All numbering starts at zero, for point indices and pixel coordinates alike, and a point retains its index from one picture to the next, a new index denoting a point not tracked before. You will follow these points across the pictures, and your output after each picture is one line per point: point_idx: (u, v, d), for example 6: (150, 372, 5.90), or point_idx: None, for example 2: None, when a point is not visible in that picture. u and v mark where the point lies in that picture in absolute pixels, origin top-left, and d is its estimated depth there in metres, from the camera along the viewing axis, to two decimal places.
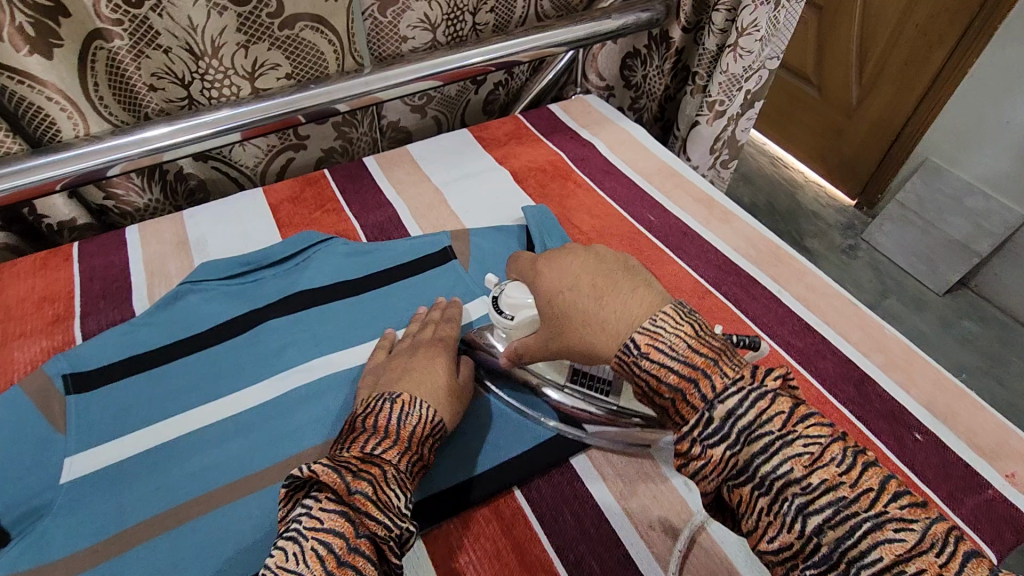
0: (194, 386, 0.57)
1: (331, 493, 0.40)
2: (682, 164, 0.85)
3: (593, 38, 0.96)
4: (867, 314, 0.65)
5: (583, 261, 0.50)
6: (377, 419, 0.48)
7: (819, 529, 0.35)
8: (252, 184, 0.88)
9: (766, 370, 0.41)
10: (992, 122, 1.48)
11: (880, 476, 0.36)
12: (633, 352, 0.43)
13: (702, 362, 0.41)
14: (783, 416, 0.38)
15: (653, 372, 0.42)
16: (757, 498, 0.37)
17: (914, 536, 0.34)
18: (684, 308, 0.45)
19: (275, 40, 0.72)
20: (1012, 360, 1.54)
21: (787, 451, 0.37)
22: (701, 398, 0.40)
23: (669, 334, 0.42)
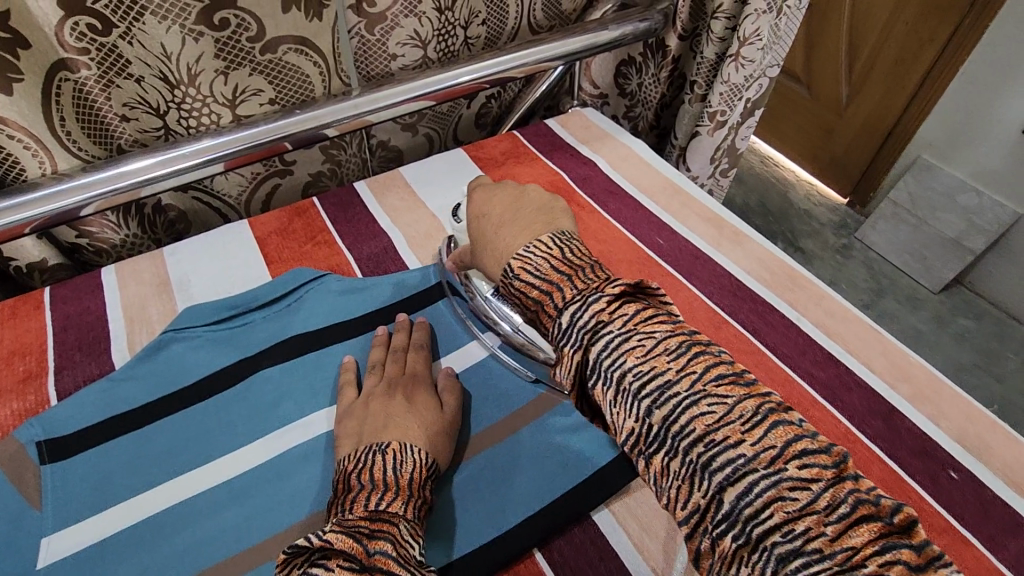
0: (182, 448, 0.52)
1: (347, 558, 0.37)
2: (687, 181, 0.82)
3: (589, 50, 0.93)
4: (889, 340, 0.63)
5: (515, 209, 0.56)
6: (373, 473, 0.44)
7: (719, 484, 0.34)
8: (237, 213, 0.83)
9: (613, 283, 0.43)
10: (984, 120, 1.48)
11: (786, 437, 0.34)
12: (509, 274, 0.48)
13: (559, 278, 0.45)
14: (693, 373, 0.37)
15: (522, 288, 0.47)
16: (626, 412, 0.38)
17: (812, 497, 0.32)
18: (563, 236, 0.51)
19: (256, 65, 0.68)
20: (1009, 356, 1.54)
21: (690, 409, 0.36)
22: (554, 307, 0.44)
23: (537, 256, 0.48)
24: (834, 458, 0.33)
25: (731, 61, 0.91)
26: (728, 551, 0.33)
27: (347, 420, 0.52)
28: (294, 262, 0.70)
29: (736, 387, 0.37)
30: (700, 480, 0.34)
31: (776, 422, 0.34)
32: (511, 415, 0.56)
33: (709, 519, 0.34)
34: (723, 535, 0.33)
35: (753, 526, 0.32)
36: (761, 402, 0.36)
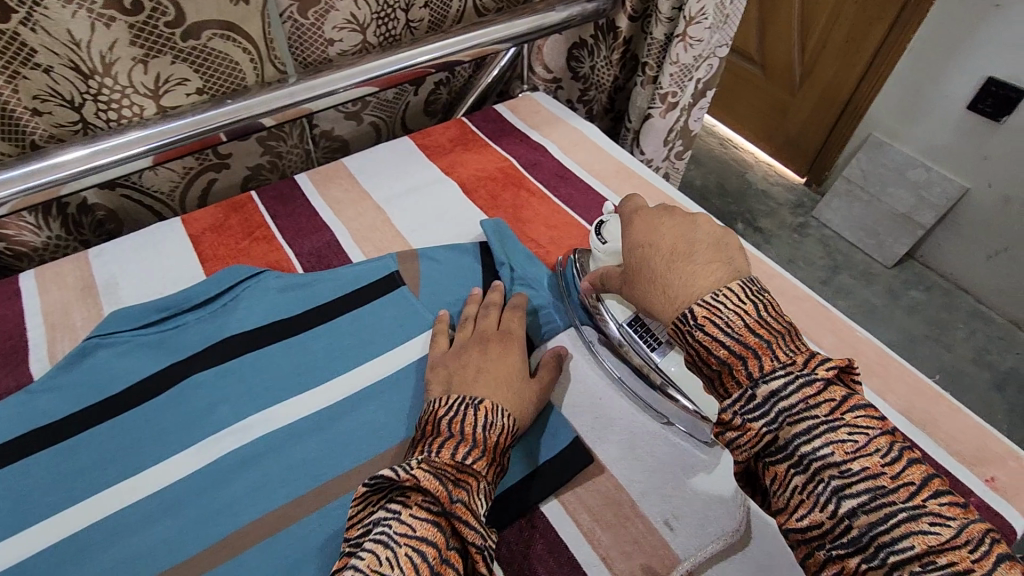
0: (108, 461, 0.49)
1: (426, 501, 0.40)
2: (638, 165, 0.81)
3: (534, 33, 0.91)
4: (838, 317, 0.65)
5: (677, 225, 0.50)
6: (463, 426, 0.45)
7: (851, 507, 0.35)
8: (171, 210, 0.79)
9: (820, 361, 0.40)
10: (931, 96, 1.52)
11: (923, 475, 0.36)
12: (689, 321, 0.43)
13: (756, 342, 0.41)
14: (832, 404, 0.38)
15: (706, 343, 0.42)
16: (797, 480, 0.38)
17: (953, 533, 0.34)
18: (752, 285, 0.44)
19: (179, 52, 0.64)
20: (958, 326, 1.59)
21: (830, 435, 0.37)
22: (747, 375, 0.40)
23: (728, 309, 0.42)
24: (964, 500, 0.35)
25: (679, 42, 0.90)
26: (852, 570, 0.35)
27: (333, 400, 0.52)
28: (230, 259, 0.67)
29: (871, 419, 0.38)
30: (834, 504, 0.36)
31: (911, 459, 0.36)
32: None
33: (829, 538, 0.36)
34: (849, 557, 0.35)
35: (889, 554, 0.34)
36: (893, 439, 0.37)
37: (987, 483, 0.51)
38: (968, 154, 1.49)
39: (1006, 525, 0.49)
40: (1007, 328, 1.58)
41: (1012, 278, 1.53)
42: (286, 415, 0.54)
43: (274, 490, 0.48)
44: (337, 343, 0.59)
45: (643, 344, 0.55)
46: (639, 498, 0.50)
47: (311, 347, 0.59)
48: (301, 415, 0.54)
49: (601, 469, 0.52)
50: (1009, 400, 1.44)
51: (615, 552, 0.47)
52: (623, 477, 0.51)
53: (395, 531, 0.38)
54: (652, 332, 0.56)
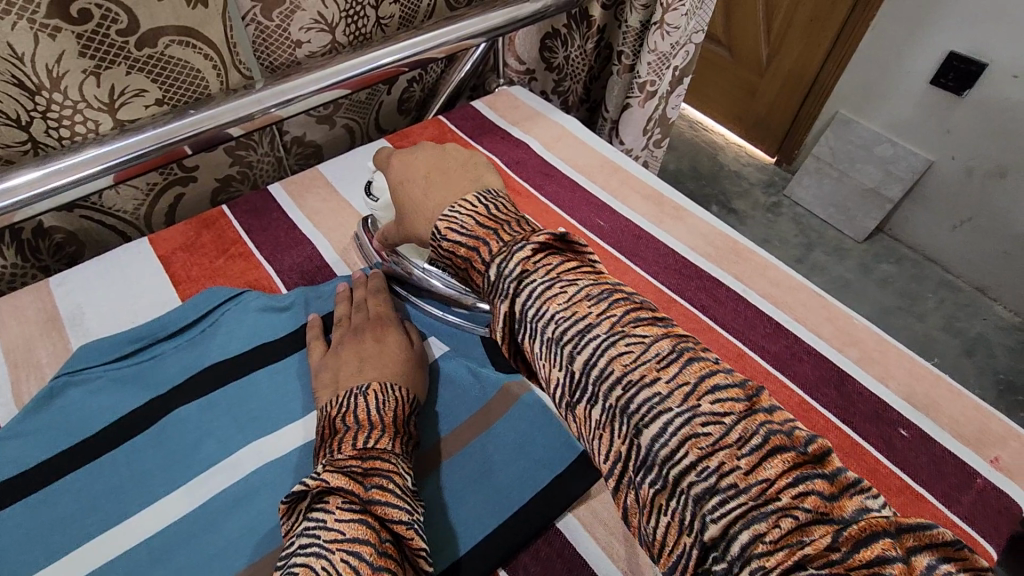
0: (90, 510, 0.46)
1: (347, 501, 0.40)
2: (623, 157, 0.80)
3: (510, 25, 0.87)
4: (832, 305, 0.65)
5: (427, 154, 0.57)
6: (356, 414, 0.47)
7: (644, 435, 0.33)
8: (136, 230, 0.74)
9: (580, 271, 0.41)
10: (895, 72, 1.54)
11: (700, 372, 0.34)
12: (437, 237, 0.48)
13: (485, 233, 0.46)
14: (685, 389, 0.33)
15: (448, 248, 0.47)
16: (593, 415, 0.36)
17: (723, 431, 0.32)
18: (488, 194, 0.51)
19: (134, 61, 0.59)
20: (928, 296, 1.63)
21: (610, 353, 0.36)
22: (483, 262, 0.44)
23: (461, 216, 0.48)
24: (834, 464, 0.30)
25: (656, 29, 0.89)
26: (652, 498, 0.33)
27: (321, 375, 0.53)
28: (206, 280, 0.63)
29: (654, 328, 0.37)
30: (620, 426, 0.34)
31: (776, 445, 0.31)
32: (462, 426, 0.53)
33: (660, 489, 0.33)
34: (648, 485, 0.33)
35: (670, 470, 0.32)
36: (678, 342, 0.36)
37: (990, 463, 0.53)
38: (930, 129, 1.53)
39: (1012, 504, 0.50)
40: (974, 295, 1.63)
41: (977, 247, 1.58)
42: (280, 446, 0.51)
43: (273, 529, 0.46)
44: None
45: None
46: None
47: (298, 372, 0.56)
48: (294, 445, 0.51)
49: None
50: (979, 364, 1.49)
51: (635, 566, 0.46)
52: None
53: (325, 540, 0.37)
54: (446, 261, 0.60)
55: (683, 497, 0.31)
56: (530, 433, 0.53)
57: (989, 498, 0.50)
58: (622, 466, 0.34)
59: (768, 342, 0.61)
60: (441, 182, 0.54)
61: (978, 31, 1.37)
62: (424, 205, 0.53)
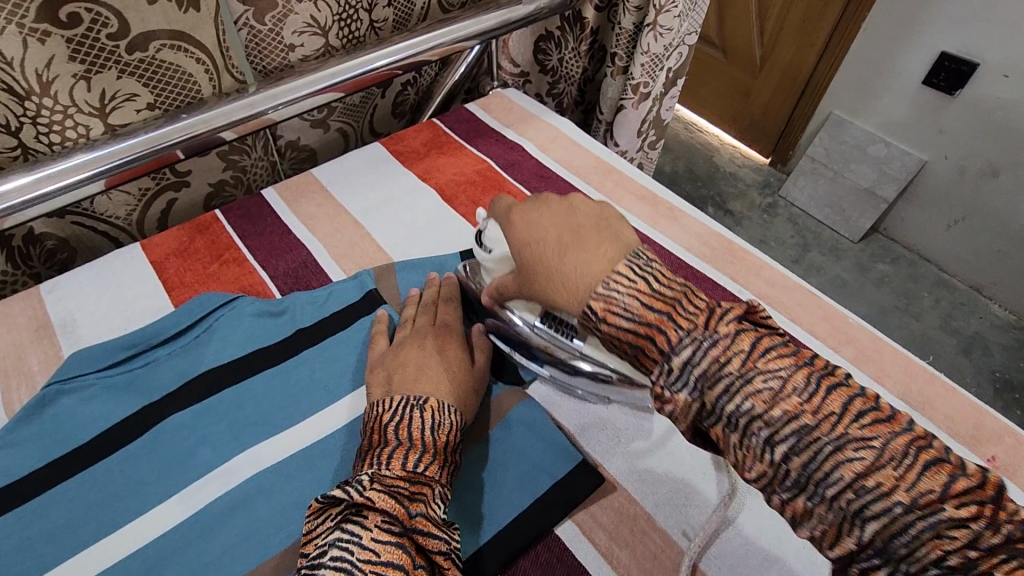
0: (82, 519, 0.45)
1: (387, 522, 0.39)
2: (618, 159, 0.80)
3: (504, 27, 0.87)
4: (828, 304, 0.65)
5: (556, 214, 0.46)
6: (411, 430, 0.45)
7: (783, 454, 0.33)
8: (128, 236, 0.74)
9: (721, 316, 0.37)
10: (889, 72, 1.55)
11: (841, 399, 0.33)
12: (592, 317, 0.40)
13: (656, 317, 0.37)
14: (742, 354, 0.35)
15: (612, 334, 0.39)
16: (733, 439, 0.35)
17: (876, 455, 0.31)
18: (638, 256, 0.40)
19: (125, 65, 0.59)
20: (924, 295, 1.63)
21: (743, 387, 0.34)
22: (661, 350, 0.37)
23: (622, 295, 0.38)
24: (887, 414, 0.33)
25: (649, 31, 0.89)
26: (803, 509, 0.32)
27: None
28: (199, 286, 0.62)
29: (784, 355, 0.35)
30: (744, 441, 0.34)
31: (833, 386, 0.34)
32: None
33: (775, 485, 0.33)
34: (796, 497, 0.33)
35: (825, 488, 0.31)
36: (810, 371, 0.34)
37: (988, 461, 0.52)
38: (924, 129, 1.53)
39: None
40: (970, 294, 1.63)
41: (971, 246, 1.58)
42: (275, 452, 0.50)
43: (268, 537, 0.45)
44: (322, 370, 0.56)
45: (563, 338, 0.53)
46: (654, 510, 0.49)
47: (294, 378, 0.55)
48: (290, 452, 0.50)
49: (614, 484, 0.51)
50: (975, 363, 1.49)
51: (635, 572, 0.46)
52: (635, 490, 0.51)
53: (358, 559, 0.36)
54: (566, 324, 0.53)
55: (839, 510, 0.31)
56: (529, 439, 0.53)
57: None
58: (766, 480, 0.34)
59: None
60: (578, 241, 0.43)
61: (969, 31, 1.37)
62: (564, 271, 0.42)
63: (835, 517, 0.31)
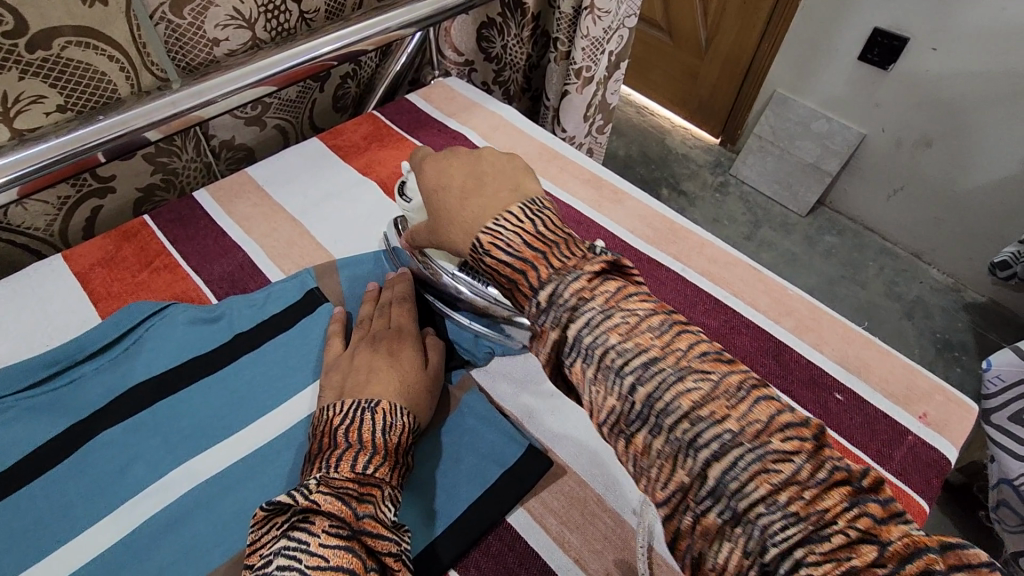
0: (5, 549, 0.43)
1: (334, 526, 0.38)
2: (561, 144, 0.80)
3: (440, 15, 0.85)
4: (769, 277, 0.66)
5: (461, 160, 0.49)
6: (361, 433, 0.44)
7: (777, 554, 0.30)
8: (51, 247, 0.70)
9: (594, 259, 0.41)
10: (827, 50, 1.59)
11: (852, 498, 0.31)
12: (478, 251, 0.43)
13: (533, 255, 0.41)
14: (758, 426, 0.33)
15: (493, 267, 0.42)
16: (718, 522, 0.32)
17: (878, 562, 0.29)
18: (532, 203, 0.45)
19: (28, 65, 0.55)
20: (868, 264, 1.69)
21: (754, 469, 0.32)
22: (530, 287, 0.41)
23: (507, 231, 0.42)
24: (905, 523, 0.30)
25: (587, 15, 0.89)
26: None
27: None
28: (129, 295, 0.60)
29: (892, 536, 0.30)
30: (745, 537, 0.31)
31: (849, 487, 0.31)
32: None
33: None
34: (709, 512, 0.33)
35: (738, 501, 0.32)
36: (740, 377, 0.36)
37: (920, 420, 0.55)
38: (862, 104, 1.59)
39: (940, 457, 0.52)
40: (911, 260, 1.70)
41: (909, 215, 1.65)
42: (215, 463, 0.49)
43: (208, 552, 0.44)
44: (262, 375, 0.54)
45: (481, 287, 0.57)
46: (602, 492, 0.50)
47: (233, 384, 0.53)
48: (231, 462, 0.49)
49: (564, 469, 0.51)
50: (918, 327, 1.56)
51: (587, 554, 0.46)
52: (586, 474, 0.51)
53: (306, 566, 0.35)
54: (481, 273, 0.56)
55: (750, 526, 0.31)
56: (478, 431, 0.52)
57: (919, 453, 0.53)
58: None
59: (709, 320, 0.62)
60: (478, 189, 0.46)
61: (897, 8, 1.43)
62: (461, 215, 0.45)
63: None
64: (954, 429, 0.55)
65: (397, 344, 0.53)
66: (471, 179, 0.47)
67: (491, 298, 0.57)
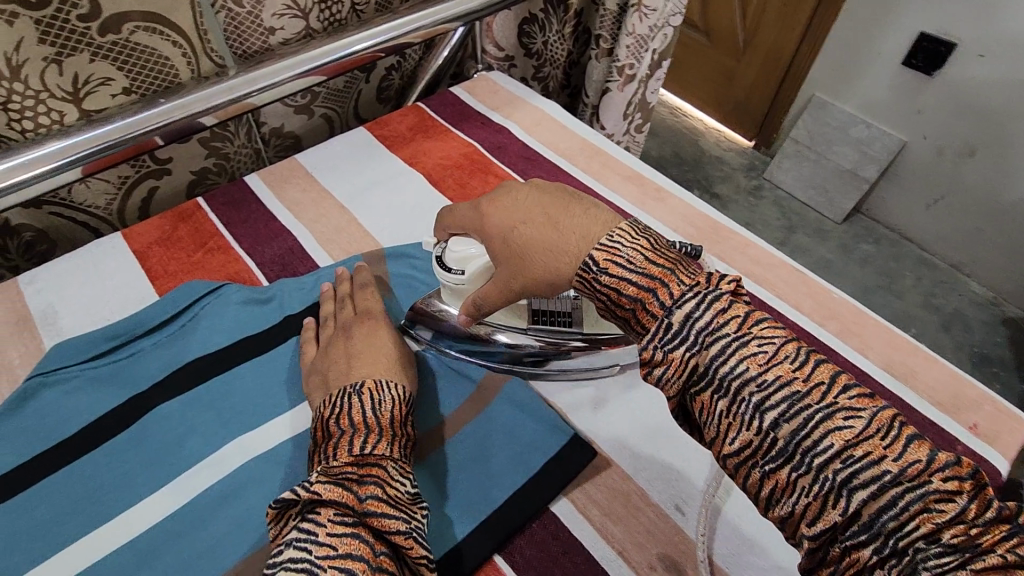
0: (70, 514, 0.45)
1: (339, 514, 0.39)
2: (605, 140, 0.80)
3: (486, 9, 0.86)
4: (815, 280, 0.65)
5: (528, 195, 0.49)
6: (351, 417, 0.45)
7: (772, 420, 0.34)
8: (109, 227, 0.72)
9: (720, 275, 0.40)
10: (869, 54, 1.56)
11: (831, 372, 0.35)
12: (593, 268, 0.42)
13: (659, 271, 0.40)
14: (738, 320, 0.37)
15: (613, 284, 0.41)
16: (720, 406, 0.36)
17: (865, 425, 0.33)
18: (637, 223, 0.44)
19: (98, 48, 0.57)
20: (904, 273, 1.66)
21: (739, 351, 0.36)
22: (661, 306, 0.39)
23: (626, 247, 0.41)
24: (869, 390, 0.35)
25: (633, 12, 0.89)
26: (785, 482, 0.34)
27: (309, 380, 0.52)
28: (184, 274, 0.61)
29: (864, 398, 0.35)
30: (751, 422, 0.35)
31: (819, 359, 0.36)
32: (454, 417, 0.53)
33: (760, 457, 0.35)
34: (779, 469, 0.34)
35: (898, 540, 0.31)
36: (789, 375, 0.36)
37: (970, 430, 0.54)
38: (904, 109, 1.55)
39: (991, 469, 0.51)
40: (950, 271, 1.66)
41: (949, 224, 1.61)
42: (267, 439, 0.50)
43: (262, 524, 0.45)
44: None
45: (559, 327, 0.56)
46: (647, 485, 0.50)
47: (284, 364, 0.55)
48: (281, 438, 0.50)
49: (607, 462, 0.51)
50: (955, 339, 1.53)
51: (630, 547, 0.46)
52: (630, 467, 0.51)
53: (317, 556, 0.36)
54: (555, 313, 0.56)
55: (879, 536, 0.31)
56: (515, 417, 0.53)
57: (969, 463, 0.52)
58: (749, 452, 0.35)
59: None
60: (562, 212, 0.47)
61: (945, 12, 1.39)
62: (557, 245, 0.45)
63: (822, 488, 0.33)
64: (1007, 441, 0.53)
65: (366, 327, 0.54)
66: (547, 203, 0.48)
67: (571, 337, 0.56)
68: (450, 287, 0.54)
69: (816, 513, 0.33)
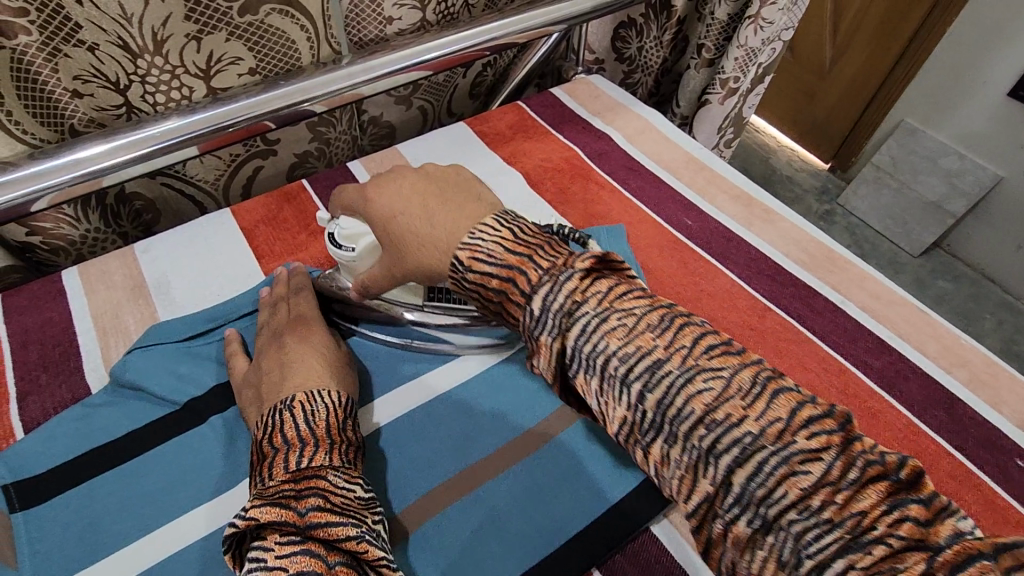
0: (181, 485, 0.46)
1: (284, 536, 0.37)
2: (711, 155, 0.77)
3: (596, 11, 0.84)
4: (941, 325, 0.61)
5: (413, 181, 0.49)
6: (284, 433, 0.43)
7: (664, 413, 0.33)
8: (214, 203, 0.74)
9: (576, 256, 0.40)
10: (972, 82, 1.47)
11: (697, 347, 0.35)
12: (460, 268, 0.42)
13: (518, 260, 0.40)
14: (599, 296, 0.37)
15: (477, 280, 0.41)
16: (606, 400, 0.36)
17: (747, 416, 0.32)
18: (507, 214, 0.44)
19: (235, 28, 0.58)
20: (985, 316, 1.56)
21: (627, 345, 0.35)
22: (523, 293, 0.39)
23: (487, 242, 0.41)
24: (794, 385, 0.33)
25: (750, 24, 0.85)
26: (706, 493, 0.33)
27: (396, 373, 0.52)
28: (289, 255, 0.62)
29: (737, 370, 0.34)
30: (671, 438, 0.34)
31: (689, 334, 0.36)
32: (554, 427, 0.52)
33: (679, 468, 0.33)
34: (692, 477, 0.33)
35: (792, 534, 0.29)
36: None
37: None
38: (1005, 143, 1.45)
39: None
40: None
41: None
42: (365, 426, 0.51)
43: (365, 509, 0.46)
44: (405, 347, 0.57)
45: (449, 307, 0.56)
46: None
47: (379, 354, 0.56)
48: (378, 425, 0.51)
49: None
50: None
51: None
52: None
53: None
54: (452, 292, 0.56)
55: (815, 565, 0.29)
56: None
57: None
58: (673, 463, 0.34)
59: (874, 359, 0.58)
60: (441, 201, 0.46)
61: None
62: (432, 232, 0.45)
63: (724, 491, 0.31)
64: None
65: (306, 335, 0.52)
66: (428, 195, 0.47)
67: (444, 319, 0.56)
68: (349, 265, 0.54)
69: (723, 517, 0.32)
